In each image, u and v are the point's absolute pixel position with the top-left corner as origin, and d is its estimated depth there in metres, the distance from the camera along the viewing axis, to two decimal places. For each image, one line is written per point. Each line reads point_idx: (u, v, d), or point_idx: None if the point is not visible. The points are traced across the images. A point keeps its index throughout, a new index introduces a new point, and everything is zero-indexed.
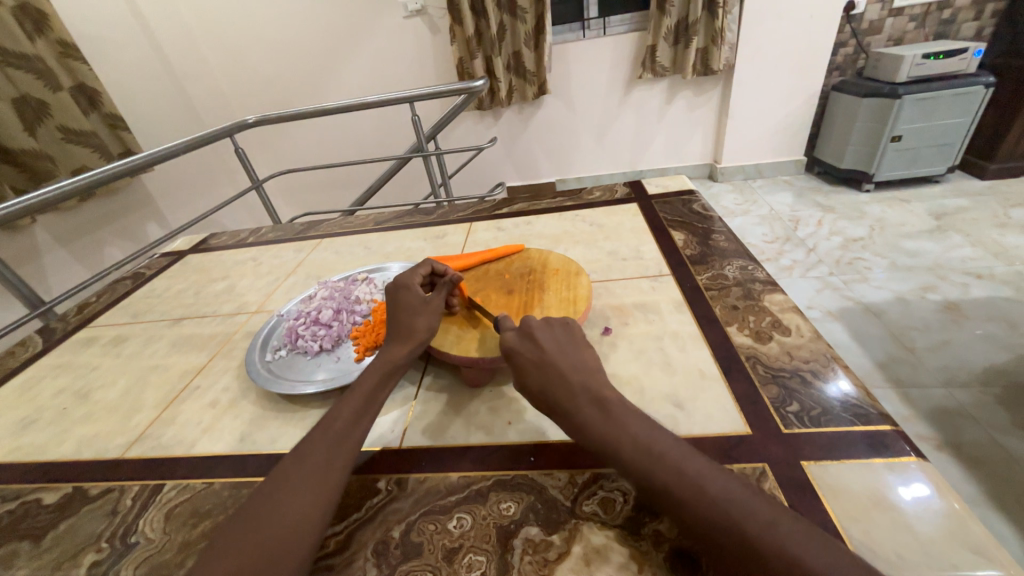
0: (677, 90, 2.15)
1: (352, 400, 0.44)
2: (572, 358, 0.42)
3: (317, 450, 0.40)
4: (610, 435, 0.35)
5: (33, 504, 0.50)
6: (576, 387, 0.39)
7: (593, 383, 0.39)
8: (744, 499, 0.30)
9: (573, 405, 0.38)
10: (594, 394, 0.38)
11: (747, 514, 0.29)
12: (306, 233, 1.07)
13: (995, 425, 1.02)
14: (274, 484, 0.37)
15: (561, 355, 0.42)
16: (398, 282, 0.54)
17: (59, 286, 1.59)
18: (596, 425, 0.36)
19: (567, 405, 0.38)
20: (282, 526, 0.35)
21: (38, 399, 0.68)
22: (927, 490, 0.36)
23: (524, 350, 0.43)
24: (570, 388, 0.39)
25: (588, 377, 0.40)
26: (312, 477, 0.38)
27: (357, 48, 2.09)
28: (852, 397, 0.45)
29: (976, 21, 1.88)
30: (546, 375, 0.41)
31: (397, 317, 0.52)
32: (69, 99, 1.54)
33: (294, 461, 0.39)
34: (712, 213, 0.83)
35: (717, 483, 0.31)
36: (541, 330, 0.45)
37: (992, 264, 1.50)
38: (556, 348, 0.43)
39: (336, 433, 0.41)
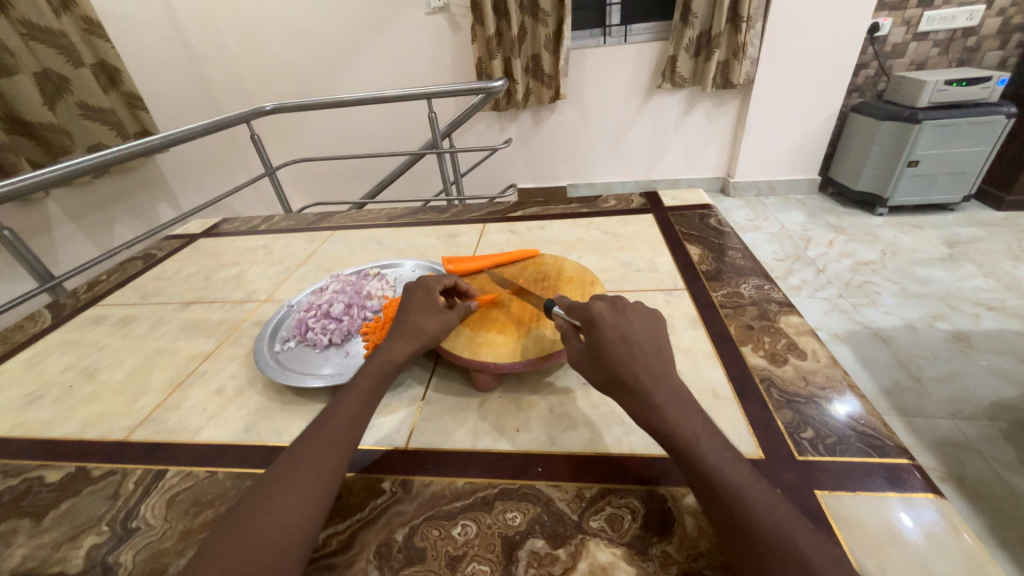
0: (694, 102, 2.14)
1: (346, 403, 0.43)
2: (655, 343, 0.42)
3: (313, 450, 0.39)
4: (682, 424, 0.37)
5: (35, 481, 0.50)
6: (660, 371, 0.39)
7: (673, 375, 0.40)
8: (792, 520, 0.31)
9: (654, 386, 0.38)
10: (672, 383, 0.39)
11: (798, 535, 0.30)
12: (318, 224, 1.06)
13: (1002, 461, 1.00)
14: (267, 487, 0.36)
15: (647, 338, 0.42)
16: (418, 283, 0.55)
17: (68, 261, 1.60)
18: (670, 410, 0.37)
19: (647, 382, 0.39)
20: (275, 529, 0.34)
21: (44, 375, 0.68)
22: (944, 528, 0.36)
23: (611, 325, 0.42)
24: (652, 370, 0.39)
25: (666, 367, 0.40)
26: (306, 478, 0.37)
27: (377, 41, 2.09)
28: (868, 426, 0.45)
29: (1001, 50, 1.86)
30: (631, 351, 0.40)
31: (406, 315, 0.51)
32: (90, 76, 1.55)
33: (289, 460, 0.38)
34: (727, 229, 0.82)
35: (775, 501, 0.32)
36: (631, 311, 0.44)
37: (1005, 296, 1.49)
38: (642, 330, 0.42)
39: (331, 434, 0.40)
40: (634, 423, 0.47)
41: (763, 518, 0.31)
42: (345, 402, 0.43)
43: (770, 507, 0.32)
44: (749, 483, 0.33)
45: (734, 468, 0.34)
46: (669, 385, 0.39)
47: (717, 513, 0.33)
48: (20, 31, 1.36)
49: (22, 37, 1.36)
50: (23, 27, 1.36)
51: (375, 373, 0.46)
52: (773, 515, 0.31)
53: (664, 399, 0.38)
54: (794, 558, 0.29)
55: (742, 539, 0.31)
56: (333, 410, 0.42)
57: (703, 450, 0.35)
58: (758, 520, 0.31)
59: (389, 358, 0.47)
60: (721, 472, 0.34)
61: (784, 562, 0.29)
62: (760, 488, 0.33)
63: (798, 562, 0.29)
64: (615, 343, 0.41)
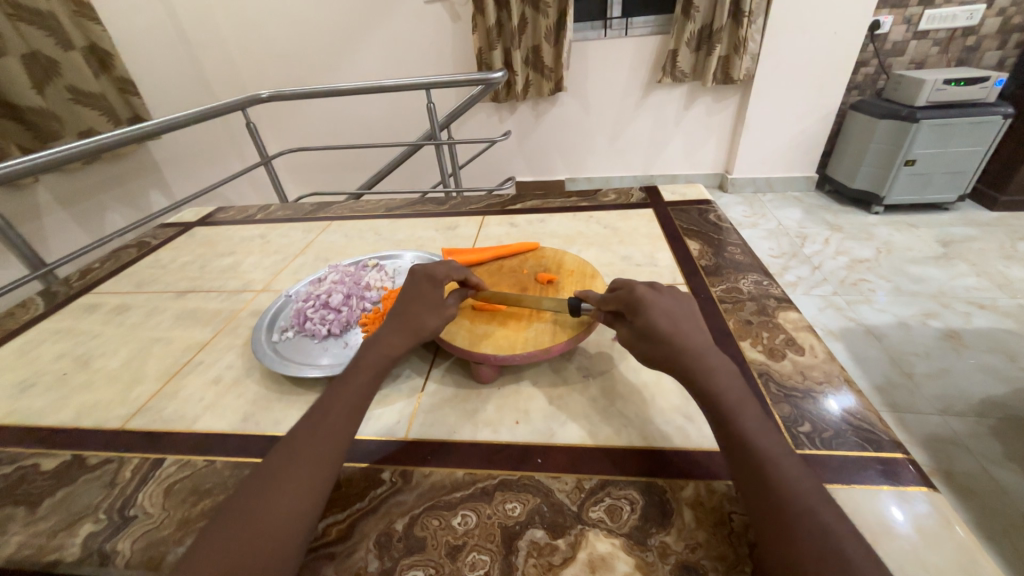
0: (694, 97, 2.14)
1: (351, 389, 0.43)
2: (692, 320, 0.44)
3: (325, 433, 0.39)
4: (727, 391, 0.38)
5: (30, 469, 0.49)
6: (705, 348, 0.41)
7: (713, 352, 0.41)
8: (813, 491, 0.32)
9: (705, 353, 0.41)
10: (706, 360, 0.40)
11: (819, 504, 0.31)
12: (316, 214, 1.06)
13: (988, 456, 1.02)
14: (280, 466, 0.37)
15: (688, 317, 0.44)
16: (421, 271, 0.53)
17: (60, 248, 1.58)
18: (721, 375, 0.39)
19: (697, 350, 0.41)
20: (276, 516, 0.34)
21: (37, 362, 0.67)
22: (936, 520, 0.36)
23: (659, 305, 0.43)
24: (691, 347, 0.41)
25: (709, 346, 0.42)
26: (307, 465, 0.37)
27: (376, 31, 2.06)
28: (864, 421, 0.45)
29: (1000, 50, 1.87)
30: (680, 323, 0.43)
31: (410, 307, 0.50)
32: (80, 60, 1.52)
33: (298, 442, 0.39)
34: (727, 224, 0.82)
35: (800, 471, 0.33)
36: (671, 291, 0.46)
37: (996, 295, 1.50)
38: (689, 308, 0.45)
39: (340, 419, 0.40)
40: (635, 415, 0.47)
41: (789, 484, 0.32)
42: (347, 389, 0.43)
43: (799, 477, 0.33)
44: (777, 455, 0.34)
45: (769, 436, 0.35)
46: (703, 361, 0.40)
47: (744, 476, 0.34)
48: (6, 11, 1.31)
49: (9, 18, 1.32)
50: (11, 8, 1.32)
51: (377, 365, 0.45)
52: (796, 482, 0.32)
53: (715, 366, 0.40)
54: (813, 523, 0.30)
55: (765, 501, 0.32)
56: (343, 395, 0.42)
57: (744, 416, 0.37)
58: (783, 486, 0.32)
59: (389, 352, 0.46)
60: (755, 436, 0.35)
61: (806, 526, 0.30)
62: (790, 457, 0.34)
63: (815, 527, 0.30)
64: (665, 313, 0.43)
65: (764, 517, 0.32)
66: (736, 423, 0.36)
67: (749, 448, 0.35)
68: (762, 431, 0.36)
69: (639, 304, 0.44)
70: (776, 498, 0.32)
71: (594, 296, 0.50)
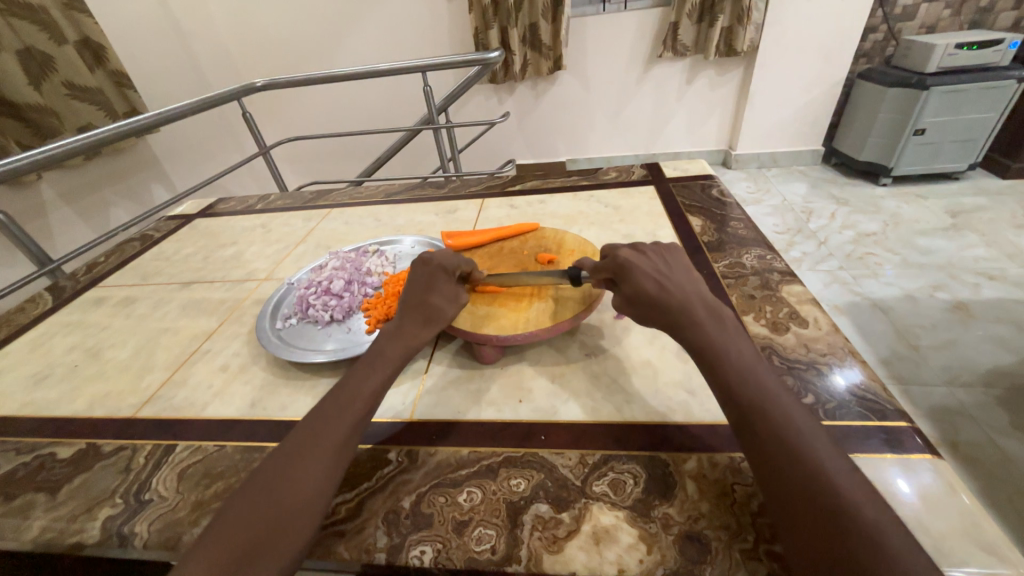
0: (697, 72, 2.09)
1: (367, 372, 0.43)
2: (682, 278, 0.44)
3: (342, 413, 0.40)
4: (718, 344, 0.39)
5: (47, 458, 0.51)
6: (694, 306, 0.42)
7: (704, 309, 0.42)
8: (809, 434, 0.33)
9: (693, 309, 0.41)
10: (696, 318, 0.41)
11: (814, 446, 0.32)
12: (315, 202, 1.05)
13: (995, 426, 1.02)
14: (300, 444, 0.37)
15: (677, 276, 0.44)
16: (433, 260, 0.52)
17: (66, 245, 1.59)
18: (709, 329, 0.40)
19: (685, 308, 0.41)
20: (298, 494, 0.34)
21: (49, 355, 0.68)
22: (940, 487, 0.36)
23: (646, 268, 0.44)
24: (680, 307, 0.41)
25: (700, 304, 0.42)
26: (325, 444, 0.37)
27: (369, 13, 2.02)
28: (868, 392, 0.45)
29: (1015, 10, 1.80)
30: (667, 283, 0.43)
31: (425, 296, 0.50)
32: (74, 54, 1.50)
33: (316, 421, 0.39)
34: (730, 199, 0.81)
35: (796, 415, 0.34)
36: (658, 253, 0.47)
37: (1006, 265, 1.48)
38: (676, 266, 0.46)
39: (355, 399, 0.41)
40: (637, 391, 0.47)
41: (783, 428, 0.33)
42: (363, 373, 0.43)
43: (793, 420, 0.33)
44: (772, 401, 0.35)
45: (761, 383, 0.36)
46: (694, 320, 0.41)
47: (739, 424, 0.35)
48: None
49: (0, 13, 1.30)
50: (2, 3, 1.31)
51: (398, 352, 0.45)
52: (789, 425, 0.33)
53: (704, 321, 0.40)
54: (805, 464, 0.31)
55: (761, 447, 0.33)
56: (359, 377, 0.43)
57: (736, 366, 0.37)
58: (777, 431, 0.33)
59: (411, 344, 0.46)
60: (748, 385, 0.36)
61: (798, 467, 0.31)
62: (785, 403, 0.35)
63: (808, 467, 0.30)
64: (652, 275, 0.44)
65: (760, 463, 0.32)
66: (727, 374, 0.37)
67: (741, 399, 0.35)
68: (755, 382, 0.36)
69: (623, 272, 0.45)
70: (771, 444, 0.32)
71: (589, 265, 0.51)
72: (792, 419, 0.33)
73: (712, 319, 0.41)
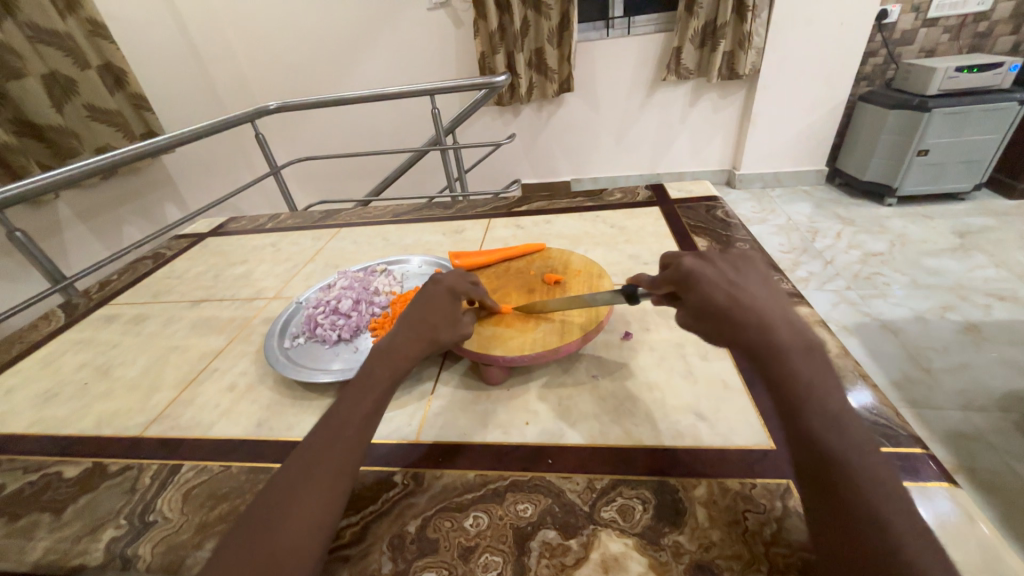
0: (699, 94, 2.12)
1: (363, 397, 0.42)
2: (761, 290, 0.38)
3: (336, 443, 0.39)
4: (799, 373, 0.33)
5: (54, 477, 0.51)
6: (772, 321, 0.36)
7: (785, 326, 0.35)
8: (891, 495, 0.28)
9: (773, 328, 0.35)
10: (776, 339, 0.34)
11: (896, 512, 0.27)
12: (325, 222, 1.07)
13: (1013, 452, 0.99)
14: (294, 478, 0.36)
15: (753, 288, 0.38)
16: (442, 280, 0.52)
17: (79, 263, 1.62)
18: (792, 355, 0.34)
19: (765, 326, 0.35)
20: (294, 528, 0.34)
21: (60, 373, 0.69)
22: (958, 517, 0.35)
23: (712, 277, 0.39)
24: (754, 322, 0.36)
25: (779, 320, 0.36)
26: (323, 476, 0.36)
27: (380, 40, 2.09)
28: (880, 416, 0.44)
29: (1014, 35, 1.83)
30: (743, 295, 0.37)
31: (426, 316, 0.49)
32: (97, 78, 1.56)
33: (311, 452, 0.38)
34: (735, 220, 0.81)
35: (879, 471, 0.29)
36: (727, 261, 0.41)
37: (1017, 286, 1.47)
38: (750, 276, 0.40)
39: (350, 427, 0.40)
40: (645, 414, 0.47)
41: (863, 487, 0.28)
42: (357, 399, 0.42)
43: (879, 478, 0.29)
44: (852, 451, 0.30)
45: (844, 428, 0.31)
46: (770, 340, 0.35)
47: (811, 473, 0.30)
48: (25, 33, 1.36)
49: (28, 40, 1.37)
50: (30, 30, 1.37)
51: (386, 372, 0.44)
52: (871, 484, 0.28)
53: (787, 342, 0.34)
54: (886, 536, 0.27)
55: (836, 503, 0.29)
56: (354, 403, 0.41)
57: (816, 405, 0.32)
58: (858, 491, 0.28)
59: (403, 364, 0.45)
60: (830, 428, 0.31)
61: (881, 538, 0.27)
62: (870, 454, 0.30)
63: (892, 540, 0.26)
64: (724, 288, 0.38)
65: (835, 522, 0.28)
66: (806, 413, 0.32)
67: (816, 445, 0.30)
68: (830, 421, 0.31)
69: (689, 282, 0.40)
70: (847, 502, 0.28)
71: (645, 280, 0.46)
72: (869, 473, 0.29)
73: (794, 338, 0.35)
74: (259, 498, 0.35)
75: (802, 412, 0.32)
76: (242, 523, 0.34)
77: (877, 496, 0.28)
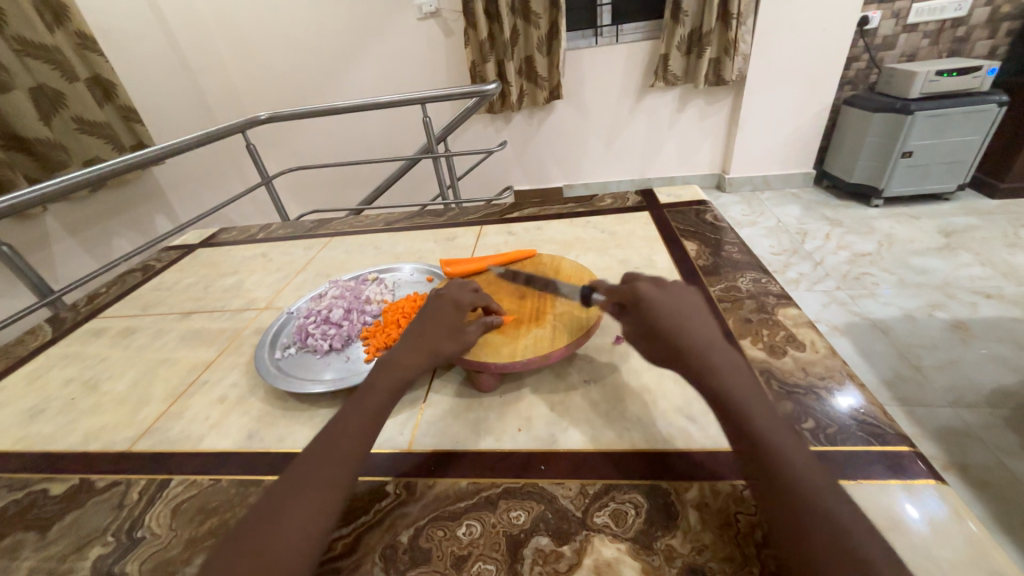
0: (687, 100, 2.15)
1: (361, 405, 0.42)
2: (701, 317, 0.43)
3: (334, 450, 0.39)
4: (734, 389, 0.38)
5: (39, 494, 0.50)
6: (706, 341, 0.41)
7: (715, 346, 0.41)
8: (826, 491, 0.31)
9: (708, 352, 0.40)
10: (711, 361, 0.39)
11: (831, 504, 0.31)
12: (316, 231, 1.07)
13: (1002, 447, 1.01)
14: (290, 484, 0.36)
15: (695, 315, 0.43)
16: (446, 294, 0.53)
17: (67, 276, 1.60)
18: (726, 373, 0.39)
19: (703, 349, 0.40)
20: (289, 538, 0.33)
21: (46, 388, 0.68)
22: (946, 514, 0.36)
23: (659, 300, 0.44)
24: (691, 341, 0.41)
25: (711, 341, 0.41)
26: (320, 483, 0.37)
27: (371, 50, 2.11)
28: (868, 416, 0.45)
29: (991, 39, 1.87)
30: (685, 322, 0.42)
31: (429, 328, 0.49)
32: (85, 90, 1.55)
33: (308, 460, 0.38)
34: (723, 224, 0.82)
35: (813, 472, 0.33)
36: (676, 288, 0.46)
37: (1002, 284, 1.49)
38: (691, 304, 0.45)
39: (349, 436, 0.40)
40: (637, 418, 0.47)
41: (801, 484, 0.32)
42: (356, 408, 0.42)
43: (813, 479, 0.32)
44: (788, 453, 0.34)
45: (778, 434, 0.35)
46: (706, 362, 0.39)
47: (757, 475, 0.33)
48: (13, 47, 1.36)
49: (16, 53, 1.37)
50: (18, 43, 1.37)
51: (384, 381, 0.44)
52: (808, 481, 0.32)
53: (719, 362, 0.39)
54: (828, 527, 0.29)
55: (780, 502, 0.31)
56: (353, 411, 0.42)
57: (753, 415, 0.36)
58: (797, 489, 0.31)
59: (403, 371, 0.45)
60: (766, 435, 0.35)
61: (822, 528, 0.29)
62: (803, 457, 0.34)
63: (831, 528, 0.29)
64: (669, 315, 0.43)
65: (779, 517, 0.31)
66: (745, 423, 0.36)
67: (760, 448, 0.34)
68: (767, 429, 0.35)
69: (638, 305, 0.45)
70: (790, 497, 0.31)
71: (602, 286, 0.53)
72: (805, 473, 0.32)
73: (726, 360, 0.40)
74: (255, 506, 0.35)
75: (738, 417, 0.36)
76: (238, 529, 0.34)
77: (815, 492, 0.31)
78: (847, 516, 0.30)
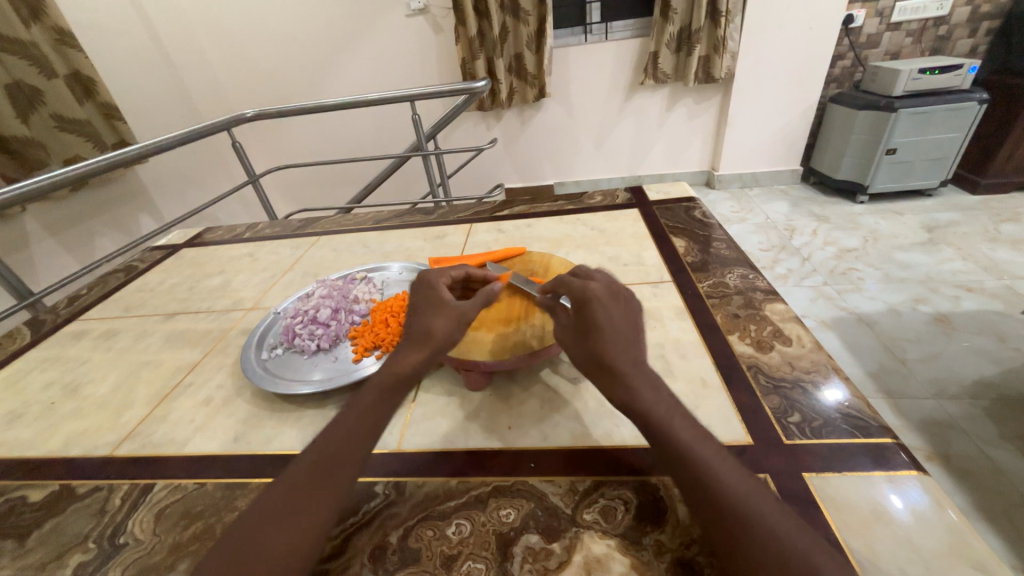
0: (676, 98, 2.17)
1: (360, 412, 0.40)
2: (629, 326, 0.42)
3: (328, 459, 0.37)
4: (654, 404, 0.37)
5: (18, 502, 0.49)
6: (629, 349, 0.40)
7: (630, 347, 0.40)
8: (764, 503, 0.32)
9: (629, 366, 0.39)
10: (631, 376, 0.38)
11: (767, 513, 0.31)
12: (303, 230, 1.05)
13: (983, 437, 1.03)
14: (282, 491, 0.36)
15: (622, 321, 0.42)
16: (427, 280, 0.51)
17: (48, 277, 1.57)
18: (644, 389, 0.38)
19: (621, 362, 0.39)
20: (275, 550, 0.33)
21: (24, 393, 0.66)
22: (927, 505, 0.36)
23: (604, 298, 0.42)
24: (622, 354, 0.40)
25: (629, 345, 0.40)
26: (315, 494, 0.35)
27: (360, 48, 2.09)
28: (853, 409, 0.45)
29: (971, 38, 1.91)
30: (614, 334, 0.40)
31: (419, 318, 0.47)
32: (64, 87, 1.51)
33: (301, 470, 0.37)
34: (712, 220, 0.83)
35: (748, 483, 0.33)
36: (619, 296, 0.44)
37: (984, 278, 1.52)
38: (623, 314, 0.42)
39: (346, 445, 0.38)
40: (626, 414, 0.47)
41: (732, 498, 0.32)
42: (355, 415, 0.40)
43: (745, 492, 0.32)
44: (715, 465, 0.34)
45: (703, 445, 0.35)
46: (625, 380, 0.38)
47: (689, 493, 0.33)
48: None
49: None
50: None
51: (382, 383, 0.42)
52: (739, 492, 0.32)
53: (637, 377, 0.38)
54: (765, 542, 0.30)
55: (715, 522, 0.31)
56: (351, 416, 0.40)
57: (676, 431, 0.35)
58: (729, 504, 0.32)
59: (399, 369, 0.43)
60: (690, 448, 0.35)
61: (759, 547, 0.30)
62: (731, 467, 0.34)
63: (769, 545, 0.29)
64: (607, 327, 0.41)
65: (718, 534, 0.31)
66: (670, 439, 0.35)
67: (686, 463, 0.34)
68: (692, 447, 0.35)
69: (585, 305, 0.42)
70: (723, 513, 0.31)
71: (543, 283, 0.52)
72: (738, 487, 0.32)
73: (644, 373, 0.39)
74: (244, 513, 0.35)
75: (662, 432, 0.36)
76: (230, 534, 0.34)
77: (747, 507, 0.31)
78: (788, 529, 0.30)
